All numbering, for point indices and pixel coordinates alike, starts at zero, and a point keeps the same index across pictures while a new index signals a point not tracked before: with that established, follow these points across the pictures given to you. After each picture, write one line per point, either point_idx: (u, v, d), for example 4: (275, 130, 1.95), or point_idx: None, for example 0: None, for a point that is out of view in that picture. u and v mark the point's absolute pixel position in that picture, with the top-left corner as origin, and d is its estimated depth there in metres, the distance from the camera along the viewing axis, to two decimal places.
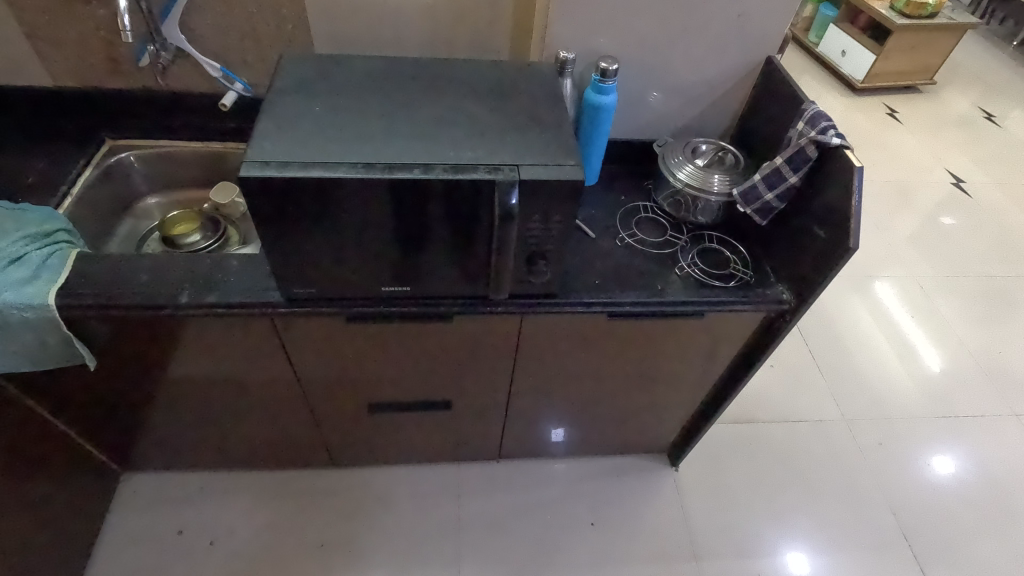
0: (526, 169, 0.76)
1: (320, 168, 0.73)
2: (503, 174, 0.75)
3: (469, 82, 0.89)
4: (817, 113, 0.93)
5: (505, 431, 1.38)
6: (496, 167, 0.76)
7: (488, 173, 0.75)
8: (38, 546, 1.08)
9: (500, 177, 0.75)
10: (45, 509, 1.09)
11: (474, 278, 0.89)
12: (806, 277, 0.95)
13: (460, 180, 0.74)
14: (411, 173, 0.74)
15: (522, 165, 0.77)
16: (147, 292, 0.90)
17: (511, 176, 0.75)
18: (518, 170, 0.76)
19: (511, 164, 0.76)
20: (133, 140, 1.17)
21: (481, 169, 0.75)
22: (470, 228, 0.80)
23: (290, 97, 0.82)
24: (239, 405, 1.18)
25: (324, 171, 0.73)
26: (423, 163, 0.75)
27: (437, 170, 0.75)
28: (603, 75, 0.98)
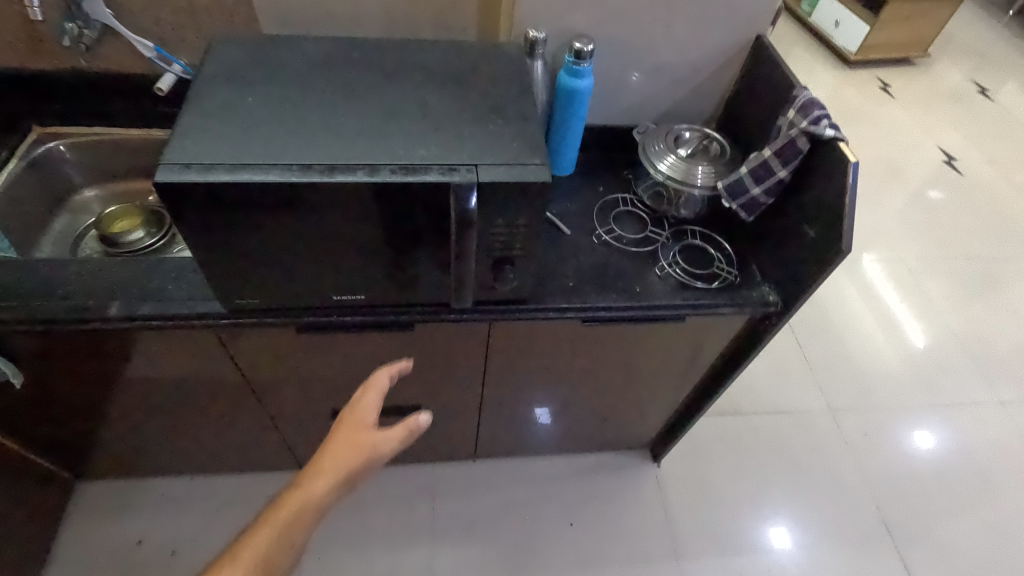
0: (483, 170, 0.68)
1: (250, 171, 0.64)
2: (458, 176, 0.67)
3: (425, 67, 0.80)
4: (809, 101, 0.85)
5: (479, 431, 1.33)
6: (450, 168, 0.68)
7: (442, 174, 0.67)
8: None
9: (455, 180, 0.67)
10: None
11: (434, 286, 0.81)
12: (795, 279, 0.88)
13: (409, 183, 0.66)
14: (354, 176, 0.65)
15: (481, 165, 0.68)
16: (72, 304, 0.81)
17: (467, 179, 0.67)
18: (475, 172, 0.67)
19: (468, 164, 0.68)
20: (61, 127, 1.06)
21: (434, 170, 0.67)
22: (425, 233, 0.72)
23: (219, 85, 0.73)
24: (193, 413, 1.11)
25: (254, 175, 0.64)
26: (369, 164, 0.67)
27: (384, 172, 0.66)
28: (578, 57, 0.89)
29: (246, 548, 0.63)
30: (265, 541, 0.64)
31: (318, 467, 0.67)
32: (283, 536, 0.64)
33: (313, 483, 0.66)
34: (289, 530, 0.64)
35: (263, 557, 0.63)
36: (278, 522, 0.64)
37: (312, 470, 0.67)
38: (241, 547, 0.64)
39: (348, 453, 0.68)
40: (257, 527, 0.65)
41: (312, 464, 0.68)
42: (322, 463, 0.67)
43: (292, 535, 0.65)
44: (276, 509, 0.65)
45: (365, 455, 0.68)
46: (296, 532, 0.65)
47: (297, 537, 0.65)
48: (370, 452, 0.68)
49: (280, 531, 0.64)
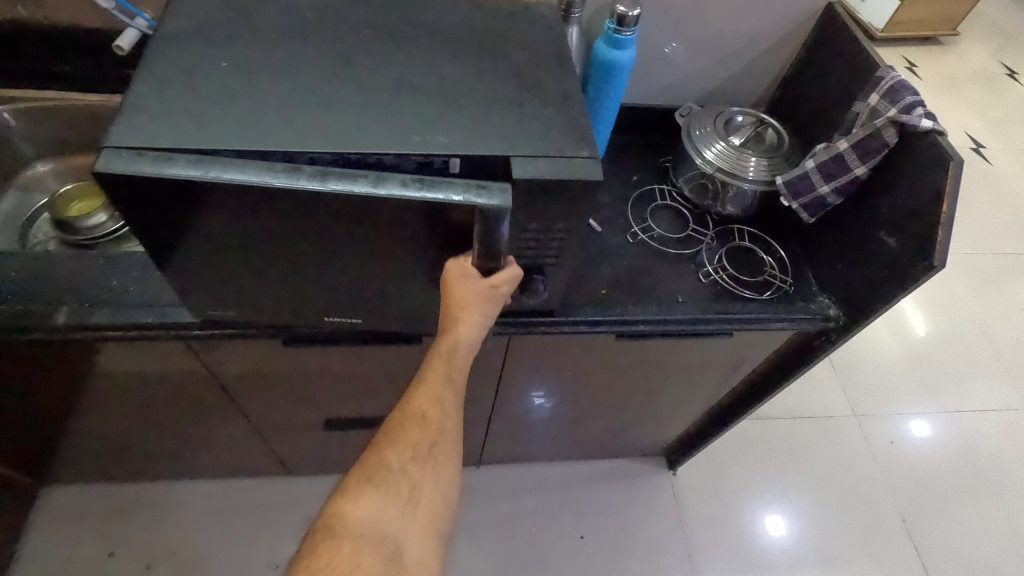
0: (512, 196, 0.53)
1: (219, 166, 0.50)
2: (478, 198, 0.53)
3: (442, 30, 0.65)
4: (898, 84, 0.72)
5: (487, 436, 1.22)
6: (473, 188, 0.53)
7: (465, 194, 0.53)
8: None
9: (476, 201, 0.52)
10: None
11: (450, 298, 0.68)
12: (865, 293, 0.76)
13: (421, 201, 0.52)
14: (354, 186, 0.51)
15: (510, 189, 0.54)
16: (11, 309, 0.67)
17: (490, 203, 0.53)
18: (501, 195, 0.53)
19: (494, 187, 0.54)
20: (6, 89, 0.91)
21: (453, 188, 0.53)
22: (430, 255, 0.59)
23: (186, 45, 0.58)
24: (165, 422, 0.98)
25: (224, 171, 0.49)
26: (374, 173, 0.52)
27: (389, 184, 0.52)
28: (620, 24, 0.74)
29: (432, 370, 0.57)
30: (444, 363, 0.58)
31: (459, 301, 0.57)
32: (451, 365, 0.58)
33: (466, 314, 0.58)
34: (456, 356, 0.58)
35: (447, 377, 0.58)
36: (449, 346, 0.58)
37: (452, 313, 0.58)
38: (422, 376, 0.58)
39: (475, 304, 0.57)
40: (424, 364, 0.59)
41: (447, 303, 0.58)
42: (457, 313, 0.57)
43: (460, 360, 0.58)
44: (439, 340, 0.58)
45: (492, 298, 0.58)
46: (461, 359, 0.59)
47: (466, 364, 0.59)
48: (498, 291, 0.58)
49: (449, 359, 0.58)
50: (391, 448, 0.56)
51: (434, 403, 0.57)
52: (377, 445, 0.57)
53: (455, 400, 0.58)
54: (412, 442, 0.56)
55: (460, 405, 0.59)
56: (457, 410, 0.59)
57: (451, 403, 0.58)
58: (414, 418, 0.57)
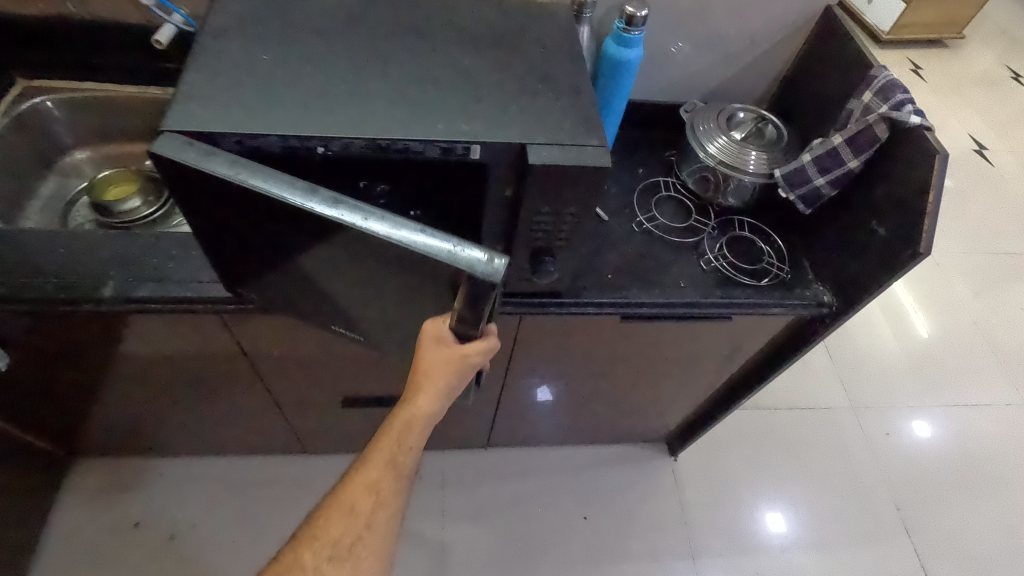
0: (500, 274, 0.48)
1: (247, 169, 0.53)
2: (463, 263, 0.48)
3: (463, 28, 0.70)
4: (890, 83, 0.76)
5: (495, 419, 1.27)
6: (475, 248, 0.49)
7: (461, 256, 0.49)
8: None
9: (457, 266, 0.49)
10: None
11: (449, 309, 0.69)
12: (857, 280, 0.81)
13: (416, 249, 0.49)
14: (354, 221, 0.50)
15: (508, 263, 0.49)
16: (63, 282, 0.73)
17: (473, 272, 0.48)
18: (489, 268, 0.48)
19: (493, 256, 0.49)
20: (49, 80, 0.96)
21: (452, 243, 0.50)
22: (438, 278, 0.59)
23: (230, 39, 0.63)
24: (192, 398, 1.04)
25: (247, 176, 0.53)
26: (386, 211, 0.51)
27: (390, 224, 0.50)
28: (629, 24, 0.79)
29: (375, 452, 0.61)
30: (390, 446, 0.61)
31: (424, 366, 0.61)
32: (401, 439, 0.62)
33: (429, 376, 0.61)
34: (408, 433, 0.62)
35: (391, 459, 0.61)
36: (404, 417, 0.62)
37: (417, 379, 0.62)
38: (371, 450, 0.62)
39: (441, 368, 0.61)
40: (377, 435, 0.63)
41: (417, 368, 0.62)
42: (420, 379, 0.61)
43: (409, 438, 0.62)
44: (398, 407, 0.63)
45: (456, 369, 0.61)
46: (412, 436, 0.62)
47: (416, 442, 0.63)
48: (466, 356, 0.61)
49: (397, 438, 0.61)
50: (309, 548, 0.59)
51: (370, 488, 0.60)
52: (299, 540, 0.60)
53: (394, 486, 0.61)
54: (333, 538, 0.59)
55: (400, 492, 0.61)
56: (396, 497, 0.61)
57: (388, 492, 0.60)
58: (343, 509, 0.60)
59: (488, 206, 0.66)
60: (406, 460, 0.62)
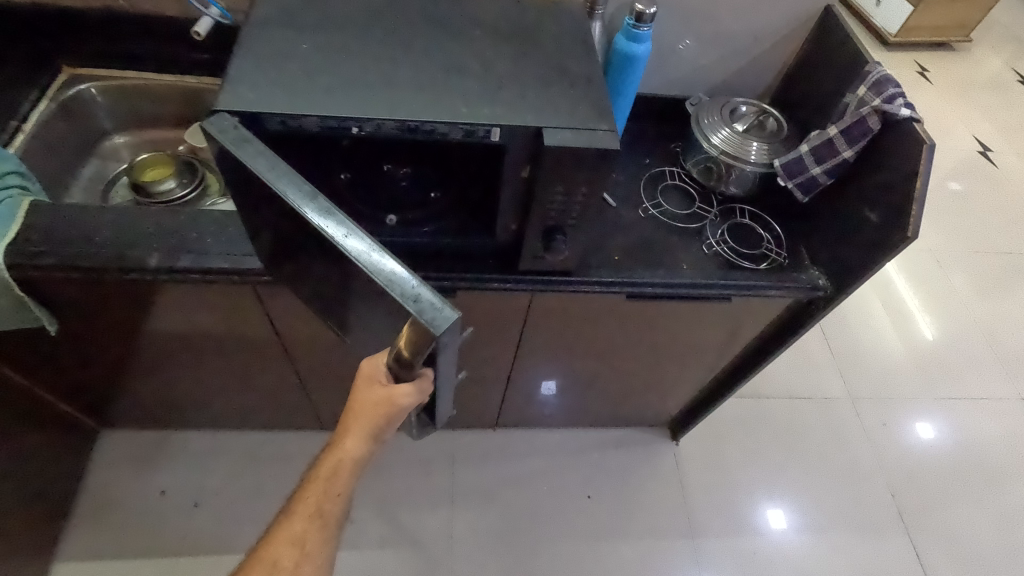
0: (439, 332, 0.45)
1: (263, 159, 0.56)
2: (412, 308, 0.47)
3: (483, 21, 0.76)
4: (883, 78, 0.81)
5: (504, 400, 1.32)
6: (437, 299, 0.48)
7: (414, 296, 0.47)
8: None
9: (405, 306, 0.47)
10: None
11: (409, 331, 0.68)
12: (850, 265, 0.86)
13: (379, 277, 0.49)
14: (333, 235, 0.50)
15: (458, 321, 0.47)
16: (111, 252, 0.79)
17: (419, 319, 0.46)
18: (435, 322, 0.46)
19: (449, 311, 0.47)
20: (92, 67, 1.02)
21: (417, 287, 0.48)
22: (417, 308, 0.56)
23: (272, 30, 0.69)
24: (220, 371, 1.10)
25: (261, 164, 0.55)
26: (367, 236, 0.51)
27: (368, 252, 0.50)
28: (638, 20, 0.84)
29: (304, 499, 0.62)
30: (317, 493, 0.62)
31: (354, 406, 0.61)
32: (327, 487, 0.62)
33: (355, 419, 0.60)
34: (335, 478, 0.62)
35: (316, 509, 0.62)
36: (330, 464, 0.62)
37: (348, 422, 0.62)
38: (300, 497, 0.63)
39: (371, 412, 0.59)
40: (307, 481, 0.64)
41: (350, 408, 0.61)
42: (350, 419, 0.61)
43: (335, 486, 0.62)
44: (328, 450, 0.63)
45: (382, 414, 0.59)
46: (338, 483, 0.62)
47: (343, 488, 0.62)
48: (393, 402, 0.58)
49: (324, 483, 0.62)
50: None
51: (295, 540, 0.61)
52: None
53: (319, 536, 0.62)
54: None
55: (327, 541, 0.62)
56: (322, 547, 0.62)
57: (313, 545, 0.62)
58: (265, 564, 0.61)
59: (505, 185, 0.72)
60: (334, 508, 0.63)
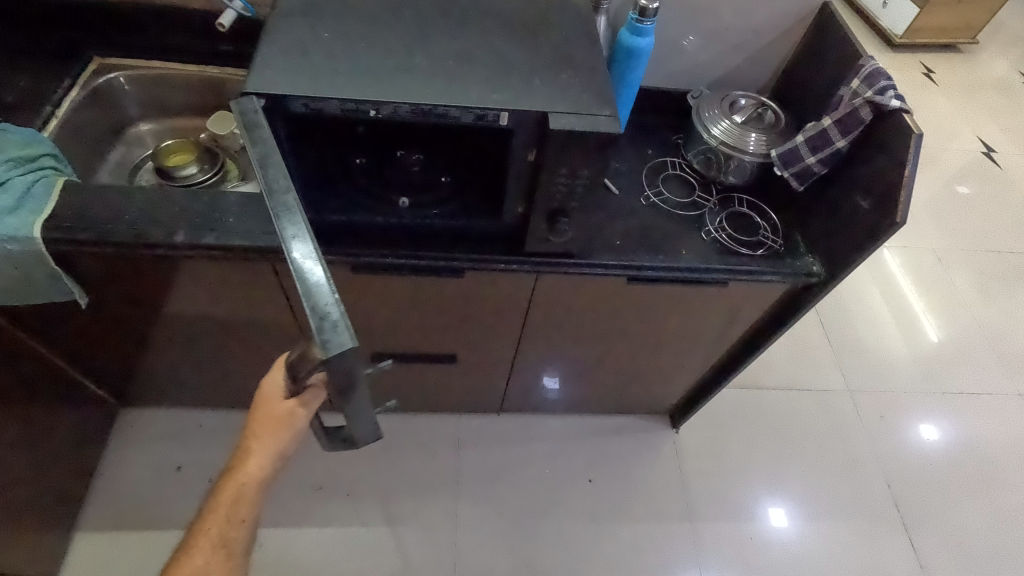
0: (325, 357, 0.48)
1: (261, 142, 0.59)
2: (312, 324, 0.49)
3: (494, 14, 0.80)
4: (875, 71, 0.85)
5: (508, 386, 1.36)
6: (341, 324, 0.50)
7: (315, 313, 0.49)
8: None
9: (309, 317, 0.49)
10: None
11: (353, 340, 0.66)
12: (842, 250, 0.89)
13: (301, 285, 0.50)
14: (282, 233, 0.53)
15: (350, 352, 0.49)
16: (139, 228, 0.84)
17: (316, 336, 0.49)
18: (328, 344, 0.49)
19: (346, 340, 0.49)
20: (122, 58, 1.08)
21: (328, 305, 0.50)
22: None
23: (295, 20, 0.74)
24: (236, 350, 1.15)
25: (257, 146, 0.59)
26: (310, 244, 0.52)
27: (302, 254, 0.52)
28: (642, 14, 0.88)
29: (207, 527, 0.66)
30: (220, 519, 0.66)
31: (256, 429, 0.66)
32: (231, 514, 0.66)
33: (258, 442, 0.66)
34: (238, 504, 0.66)
35: (220, 539, 0.65)
36: (231, 491, 0.66)
37: (246, 446, 0.67)
38: (199, 531, 0.66)
39: (271, 430, 0.66)
40: (207, 512, 0.67)
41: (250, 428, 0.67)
42: (250, 443, 0.66)
43: (239, 512, 0.66)
44: (224, 478, 0.67)
45: (284, 426, 0.67)
46: (243, 508, 0.66)
47: (246, 512, 0.67)
48: (300, 411, 0.68)
49: (228, 509, 0.66)
50: None
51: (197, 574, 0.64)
52: None
53: (223, 566, 0.65)
54: None
55: (233, 567, 0.66)
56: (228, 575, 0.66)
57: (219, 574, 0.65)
58: None
59: (512, 168, 0.76)
60: (237, 535, 0.67)
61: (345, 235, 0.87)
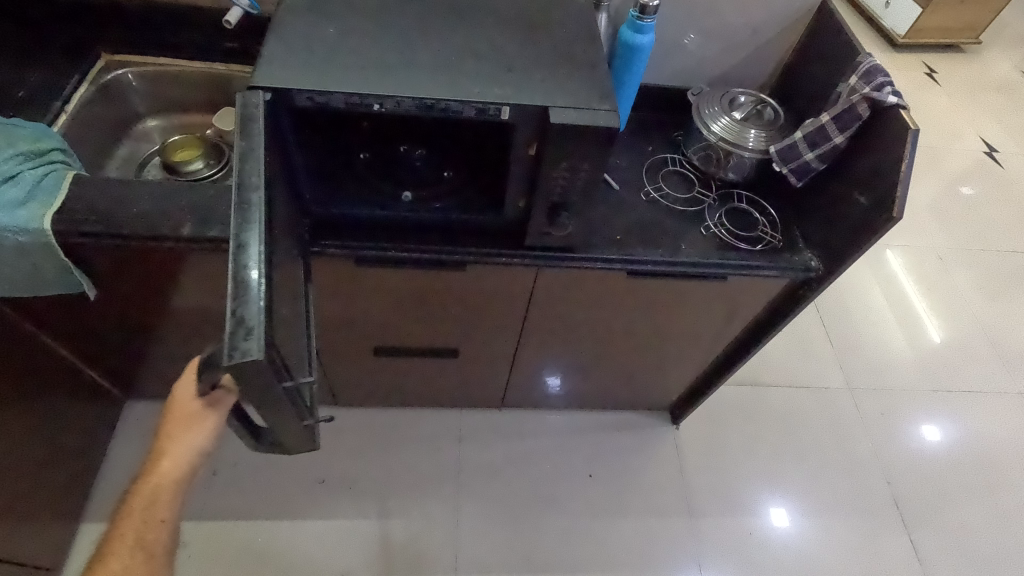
0: (227, 363, 0.44)
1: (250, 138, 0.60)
2: (226, 326, 0.46)
3: (496, 11, 0.81)
4: (873, 68, 0.86)
5: (509, 381, 1.37)
6: (255, 334, 0.46)
7: (233, 315, 0.46)
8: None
9: (228, 315, 0.46)
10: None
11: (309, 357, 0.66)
12: (840, 245, 0.90)
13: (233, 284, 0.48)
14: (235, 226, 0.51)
15: (253, 366, 0.45)
16: (146, 221, 0.85)
17: (225, 340, 0.45)
18: (235, 352, 0.45)
19: (256, 351, 0.45)
20: (129, 54, 1.09)
21: (251, 311, 0.47)
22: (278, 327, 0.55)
23: (301, 16, 0.75)
24: None
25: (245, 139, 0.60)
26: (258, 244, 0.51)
27: (245, 251, 0.50)
28: (642, 12, 0.89)
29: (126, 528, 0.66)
30: (137, 521, 0.66)
31: (170, 429, 0.67)
32: (149, 515, 0.66)
33: (174, 442, 0.67)
34: (153, 505, 0.66)
35: (137, 539, 0.66)
36: (147, 493, 0.66)
37: (161, 448, 0.67)
38: (116, 534, 0.67)
39: (182, 431, 0.67)
40: (125, 514, 0.67)
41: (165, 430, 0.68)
42: (164, 445, 0.67)
43: (157, 513, 0.66)
44: (141, 480, 0.67)
45: (196, 428, 0.67)
46: (159, 508, 0.66)
47: (163, 513, 0.67)
48: (210, 413, 0.66)
49: (144, 510, 0.66)
50: None
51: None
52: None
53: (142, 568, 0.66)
54: None
55: (154, 568, 0.66)
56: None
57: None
58: None
59: (514, 162, 0.77)
60: (157, 536, 0.67)
61: (350, 229, 0.89)
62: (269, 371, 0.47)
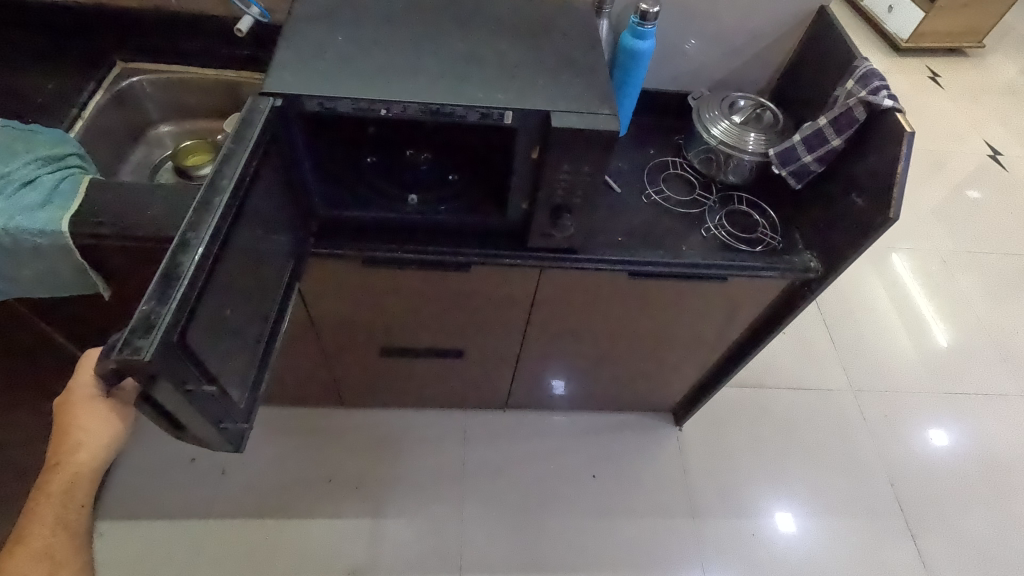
0: (113, 357, 0.48)
1: (238, 142, 0.64)
2: (130, 323, 0.50)
3: (499, 19, 0.83)
4: (869, 73, 0.88)
5: (513, 382, 1.38)
6: (152, 335, 0.50)
7: (141, 312, 0.51)
8: (21, 472, 1.09)
9: (140, 310, 0.51)
10: (28, 435, 1.09)
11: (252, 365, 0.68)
12: (839, 246, 0.91)
13: (155, 284, 0.53)
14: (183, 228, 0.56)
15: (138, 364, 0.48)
16: (154, 223, 0.87)
17: (127, 336, 0.50)
18: (128, 347, 0.49)
19: (147, 351, 0.49)
20: (143, 63, 1.13)
21: (158, 312, 0.51)
22: (206, 330, 0.58)
23: (311, 25, 0.78)
24: None
25: (235, 142, 0.64)
26: (191, 250, 0.55)
27: (184, 252, 0.55)
28: (643, 18, 0.91)
29: (43, 511, 0.70)
30: (56, 504, 0.70)
31: (82, 421, 0.70)
32: (69, 500, 0.71)
33: (89, 434, 0.71)
34: (74, 490, 0.71)
35: (59, 522, 0.70)
36: (65, 479, 0.71)
37: (73, 438, 0.70)
38: (32, 515, 0.69)
39: (98, 423, 0.71)
40: (38, 496, 0.70)
41: (72, 423, 0.70)
42: (74, 436, 0.70)
43: (78, 497, 0.71)
44: (56, 470, 0.71)
45: (111, 419, 0.72)
46: (80, 493, 0.71)
47: (83, 496, 0.72)
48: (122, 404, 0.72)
49: (63, 497, 0.70)
50: None
51: (40, 555, 0.68)
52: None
53: (68, 544, 0.70)
54: None
55: (77, 548, 0.71)
56: (76, 553, 0.70)
57: (63, 552, 0.70)
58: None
59: (517, 164, 0.79)
60: (78, 518, 0.71)
61: (356, 231, 0.91)
62: (163, 373, 0.51)
